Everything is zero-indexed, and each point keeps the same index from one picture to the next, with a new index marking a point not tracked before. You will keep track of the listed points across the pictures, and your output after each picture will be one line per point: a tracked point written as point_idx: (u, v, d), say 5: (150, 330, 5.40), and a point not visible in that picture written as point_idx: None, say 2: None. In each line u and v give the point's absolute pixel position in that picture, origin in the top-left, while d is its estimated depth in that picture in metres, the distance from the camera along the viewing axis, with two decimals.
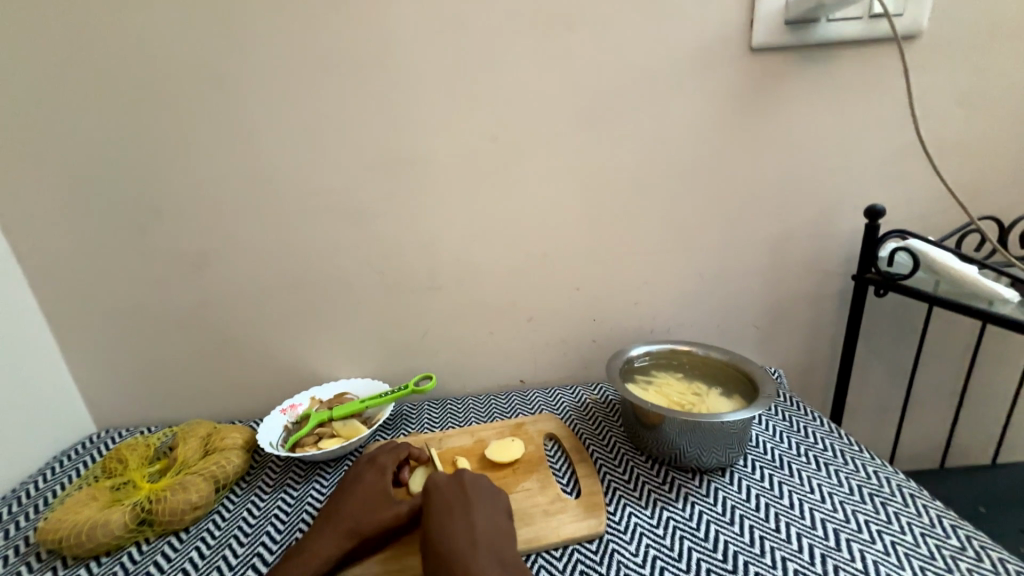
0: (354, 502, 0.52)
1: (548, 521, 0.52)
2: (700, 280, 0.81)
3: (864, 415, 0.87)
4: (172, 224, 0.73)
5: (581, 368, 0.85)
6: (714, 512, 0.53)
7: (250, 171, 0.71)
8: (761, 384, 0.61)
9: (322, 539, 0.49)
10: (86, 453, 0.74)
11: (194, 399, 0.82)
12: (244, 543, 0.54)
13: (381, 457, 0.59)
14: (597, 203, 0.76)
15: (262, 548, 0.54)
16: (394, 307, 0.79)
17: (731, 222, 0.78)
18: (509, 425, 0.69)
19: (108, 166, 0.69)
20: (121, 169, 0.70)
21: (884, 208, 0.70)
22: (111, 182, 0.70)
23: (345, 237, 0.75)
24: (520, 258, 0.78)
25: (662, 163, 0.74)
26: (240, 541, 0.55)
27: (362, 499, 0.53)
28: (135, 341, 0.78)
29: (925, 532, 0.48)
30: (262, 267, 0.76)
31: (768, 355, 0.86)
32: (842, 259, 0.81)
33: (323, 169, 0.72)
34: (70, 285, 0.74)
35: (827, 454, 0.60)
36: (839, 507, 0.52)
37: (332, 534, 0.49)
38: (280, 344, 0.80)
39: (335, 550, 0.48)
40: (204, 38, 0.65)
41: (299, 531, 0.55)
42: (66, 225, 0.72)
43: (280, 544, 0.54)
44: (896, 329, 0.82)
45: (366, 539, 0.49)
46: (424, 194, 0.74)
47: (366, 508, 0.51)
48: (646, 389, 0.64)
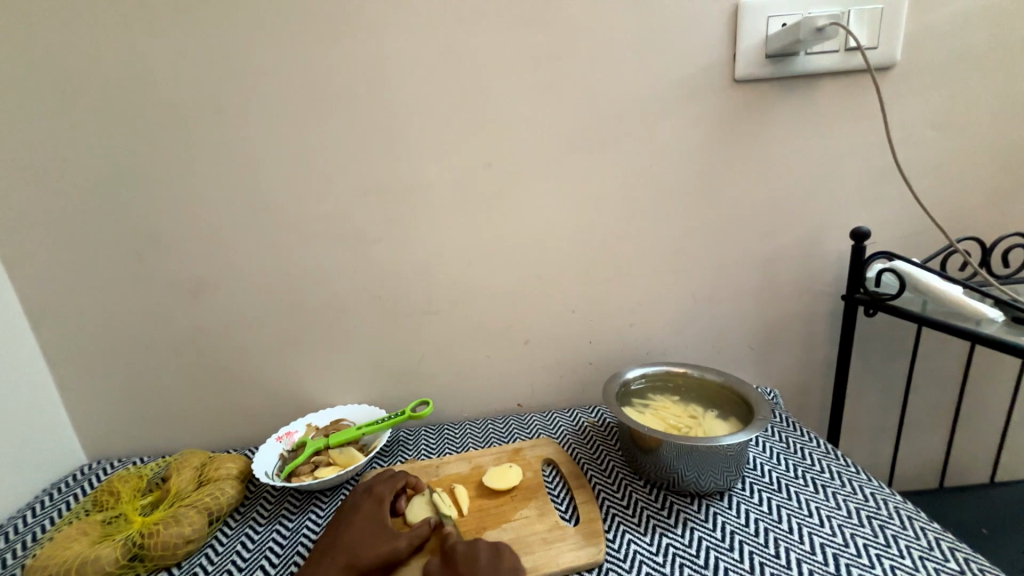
0: (352, 534, 0.52)
1: (546, 550, 0.52)
2: (693, 301, 0.82)
3: (861, 434, 0.88)
4: (172, 252, 0.73)
5: (578, 390, 0.85)
6: (713, 537, 0.52)
7: (250, 200, 0.72)
8: (756, 405, 0.61)
9: (317, 572, 0.48)
10: (77, 485, 0.72)
11: (189, 426, 0.81)
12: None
13: (378, 487, 0.58)
14: (590, 228, 0.77)
15: None
16: (391, 331, 0.80)
17: (721, 244, 0.80)
18: (507, 450, 0.68)
19: (110, 197, 0.71)
20: (122, 198, 0.71)
21: (869, 230, 0.72)
22: (112, 211, 0.71)
23: (343, 263, 0.76)
24: (516, 282, 0.79)
25: (653, 188, 0.76)
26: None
27: (360, 530, 0.52)
28: (131, 369, 0.78)
29: (924, 555, 0.48)
30: (260, 294, 0.76)
31: (763, 374, 0.87)
32: (831, 280, 0.83)
33: (322, 197, 0.73)
34: (67, 313, 0.75)
35: (825, 476, 0.60)
36: (838, 530, 0.52)
37: (327, 567, 0.48)
38: (277, 370, 0.80)
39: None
40: (208, 74, 0.67)
41: (295, 563, 0.54)
42: (66, 254, 0.72)
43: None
44: (888, 347, 0.83)
45: (362, 572, 0.49)
46: (421, 220, 0.75)
47: (363, 540, 0.51)
48: (642, 412, 0.64)
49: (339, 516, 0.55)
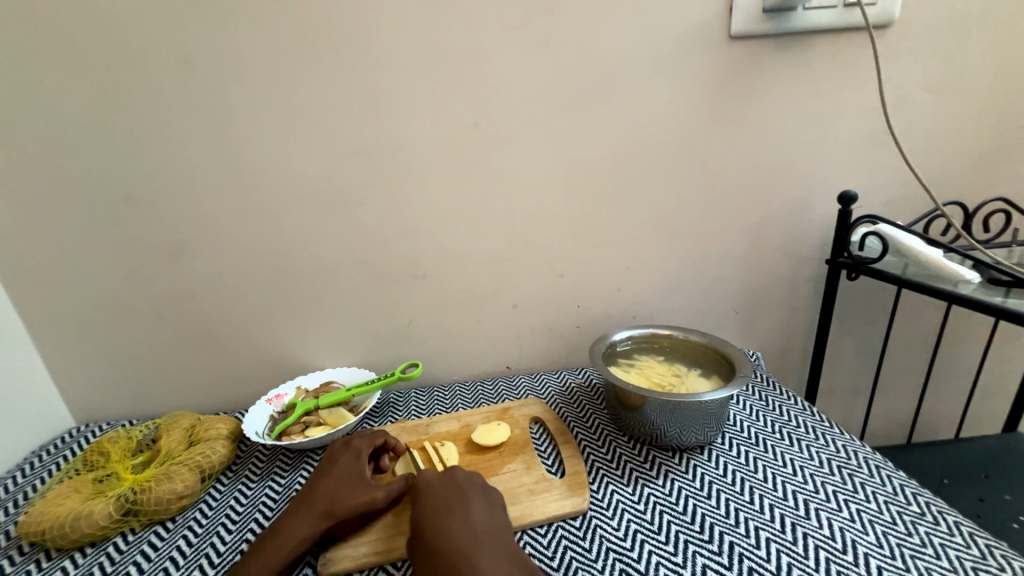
0: (329, 484, 0.53)
1: (533, 499, 0.53)
2: (681, 265, 0.82)
3: (837, 394, 0.91)
4: (147, 213, 0.71)
5: (567, 353, 0.86)
6: (692, 487, 0.55)
7: (229, 159, 0.70)
8: (738, 365, 0.63)
9: (298, 521, 0.50)
10: (65, 447, 0.72)
11: (177, 391, 0.81)
12: (233, 530, 0.55)
13: (351, 442, 0.59)
14: (581, 191, 0.76)
15: (251, 532, 0.54)
16: (379, 295, 0.79)
17: (711, 209, 0.80)
18: (496, 410, 0.70)
19: (78, 153, 0.67)
20: (91, 156, 0.67)
21: (856, 194, 0.72)
22: (81, 170, 0.68)
23: (328, 226, 0.74)
24: (505, 246, 0.78)
25: (643, 151, 0.75)
26: (228, 528, 0.55)
27: (337, 480, 0.54)
28: (114, 333, 0.77)
29: (889, 500, 0.51)
30: (243, 257, 0.75)
31: (747, 337, 0.89)
32: (816, 244, 0.84)
33: (304, 156, 0.71)
34: (42, 276, 0.72)
35: (799, 430, 0.63)
36: (809, 479, 0.54)
37: (309, 517, 0.50)
38: (264, 334, 0.79)
39: (312, 530, 0.49)
40: (174, 20, 0.63)
41: None
42: (35, 214, 0.69)
43: None
44: (867, 311, 0.85)
45: (342, 520, 0.50)
46: (407, 182, 0.73)
47: (342, 489, 0.52)
48: (627, 371, 0.66)
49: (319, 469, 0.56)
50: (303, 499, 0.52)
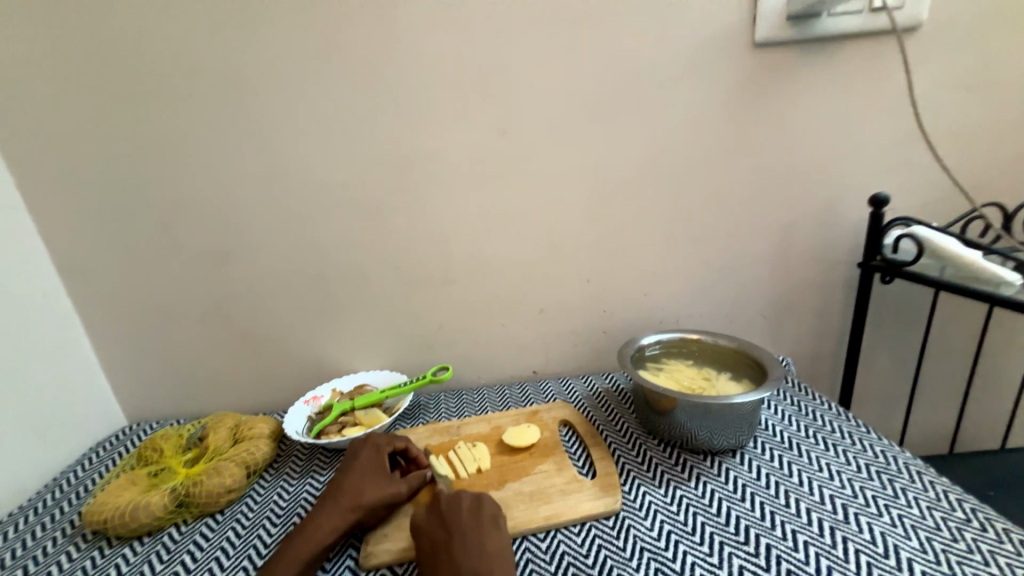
0: (354, 478, 0.55)
1: (565, 499, 0.54)
2: (707, 270, 0.83)
3: (872, 401, 0.89)
4: (198, 224, 0.76)
5: (593, 358, 0.87)
6: (726, 490, 0.55)
7: (271, 173, 0.74)
8: (770, 368, 0.62)
9: (328, 511, 0.52)
10: (119, 445, 0.77)
11: (220, 392, 0.85)
12: (278, 524, 0.57)
13: (372, 438, 0.61)
14: (606, 197, 0.78)
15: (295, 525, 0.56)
16: (410, 300, 0.82)
17: (736, 213, 0.80)
18: (525, 413, 0.71)
19: (137, 169, 0.73)
20: (149, 173, 0.73)
21: (888, 196, 0.72)
22: (140, 186, 0.74)
23: (363, 234, 0.78)
24: (532, 251, 0.80)
25: (668, 158, 0.76)
26: (273, 522, 0.57)
27: (362, 473, 0.56)
28: (165, 337, 0.82)
29: (932, 506, 0.50)
30: (283, 265, 0.79)
31: (776, 343, 0.87)
32: (846, 248, 0.83)
33: (342, 169, 0.75)
34: (101, 285, 0.78)
35: (835, 435, 0.62)
36: (848, 484, 0.53)
37: (336, 509, 0.52)
38: (301, 338, 0.83)
39: (341, 522, 0.51)
40: (228, 47, 0.68)
41: None
42: (98, 227, 0.75)
43: None
44: (903, 316, 0.83)
45: (370, 511, 0.52)
46: (438, 192, 0.76)
47: (366, 482, 0.55)
48: (657, 375, 0.66)
49: (344, 463, 0.59)
50: (330, 490, 0.55)
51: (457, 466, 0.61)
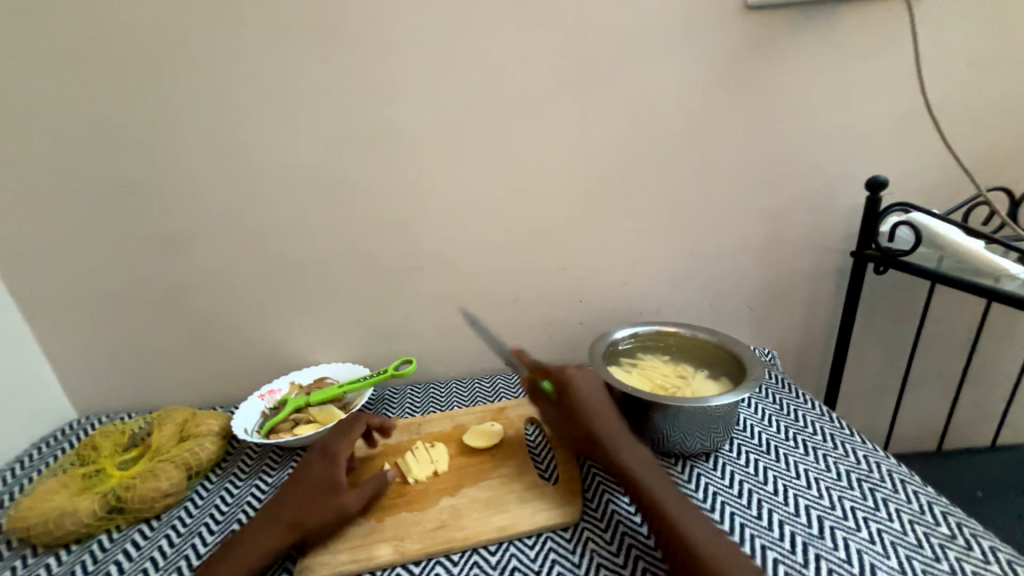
0: (302, 493, 0.51)
1: (521, 508, 0.50)
2: (692, 259, 0.77)
3: (861, 396, 0.85)
4: (138, 204, 0.70)
5: (570, 350, 0.82)
6: (694, 498, 0.51)
7: (218, 150, 0.68)
8: (749, 365, 0.58)
9: (263, 533, 0.48)
10: (63, 441, 0.72)
11: (173, 385, 0.80)
12: (215, 531, 0.53)
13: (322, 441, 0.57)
14: (584, 180, 0.72)
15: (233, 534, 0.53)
16: (374, 290, 0.77)
17: (725, 198, 0.74)
18: (491, 410, 0.67)
19: (67, 143, 0.66)
20: (82, 145, 0.67)
21: (886, 179, 0.66)
22: (72, 162, 0.67)
23: (319, 217, 0.72)
24: (504, 238, 0.75)
25: (650, 136, 0.70)
26: (211, 529, 0.54)
27: (309, 489, 0.51)
28: (111, 326, 0.76)
29: (915, 520, 0.46)
30: (235, 250, 0.73)
31: (762, 335, 0.83)
32: (840, 235, 0.77)
33: (294, 145, 0.68)
34: (37, 269, 0.72)
35: (817, 438, 0.58)
36: (825, 493, 0.49)
37: (274, 531, 0.48)
38: (260, 328, 0.78)
39: (276, 543, 0.47)
40: (162, 7, 0.61)
41: None
42: (28, 206, 0.69)
43: None
44: (897, 307, 0.79)
45: (309, 533, 0.48)
46: (400, 172, 0.70)
47: (310, 502, 0.49)
48: (629, 372, 0.62)
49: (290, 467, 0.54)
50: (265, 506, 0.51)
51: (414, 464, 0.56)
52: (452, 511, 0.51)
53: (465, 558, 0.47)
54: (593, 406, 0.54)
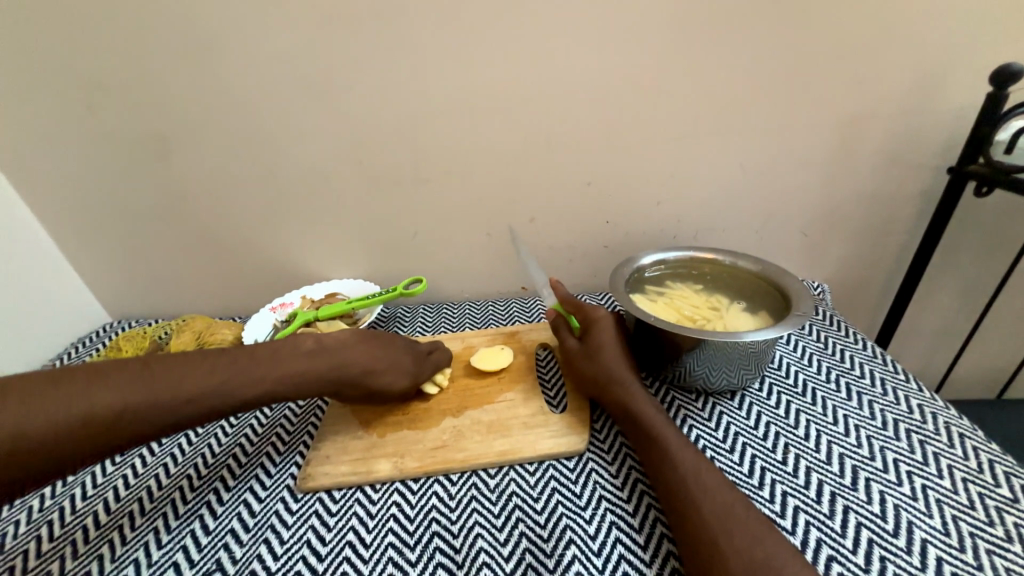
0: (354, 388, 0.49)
1: (526, 434, 0.48)
2: (744, 174, 0.66)
3: (919, 338, 0.76)
4: (114, 100, 0.62)
5: (591, 275, 0.76)
6: (713, 437, 0.47)
7: (192, 33, 0.58)
8: (796, 298, 0.50)
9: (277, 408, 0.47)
10: (98, 342, 0.75)
11: (186, 297, 0.79)
12: (213, 460, 0.51)
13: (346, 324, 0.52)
14: (620, 73, 0.60)
15: (229, 467, 0.50)
16: (378, 204, 0.70)
17: (796, 97, 0.60)
18: (502, 333, 0.64)
19: (24, 23, 0.58)
20: (41, 26, 0.58)
21: (1022, 67, 0.51)
22: (35, 47, 0.59)
23: (314, 118, 0.63)
24: (523, 146, 0.65)
25: (705, 13, 0.56)
26: (211, 454, 0.51)
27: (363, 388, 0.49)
28: (112, 237, 0.73)
29: (969, 478, 0.40)
30: (226, 155, 0.66)
31: (814, 266, 0.73)
32: (936, 148, 0.63)
33: (275, 26, 0.58)
34: (23, 174, 0.68)
35: (863, 382, 0.51)
36: (865, 442, 0.44)
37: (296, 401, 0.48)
38: (262, 243, 0.74)
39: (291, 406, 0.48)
40: None
41: (265, 457, 0.51)
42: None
43: (246, 468, 0.50)
44: (990, 238, 0.66)
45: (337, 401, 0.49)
46: (400, 61, 0.60)
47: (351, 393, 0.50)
48: (654, 301, 0.55)
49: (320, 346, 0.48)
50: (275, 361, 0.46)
51: (430, 374, 0.53)
52: (453, 432, 0.49)
53: (463, 479, 0.46)
54: (613, 351, 0.50)
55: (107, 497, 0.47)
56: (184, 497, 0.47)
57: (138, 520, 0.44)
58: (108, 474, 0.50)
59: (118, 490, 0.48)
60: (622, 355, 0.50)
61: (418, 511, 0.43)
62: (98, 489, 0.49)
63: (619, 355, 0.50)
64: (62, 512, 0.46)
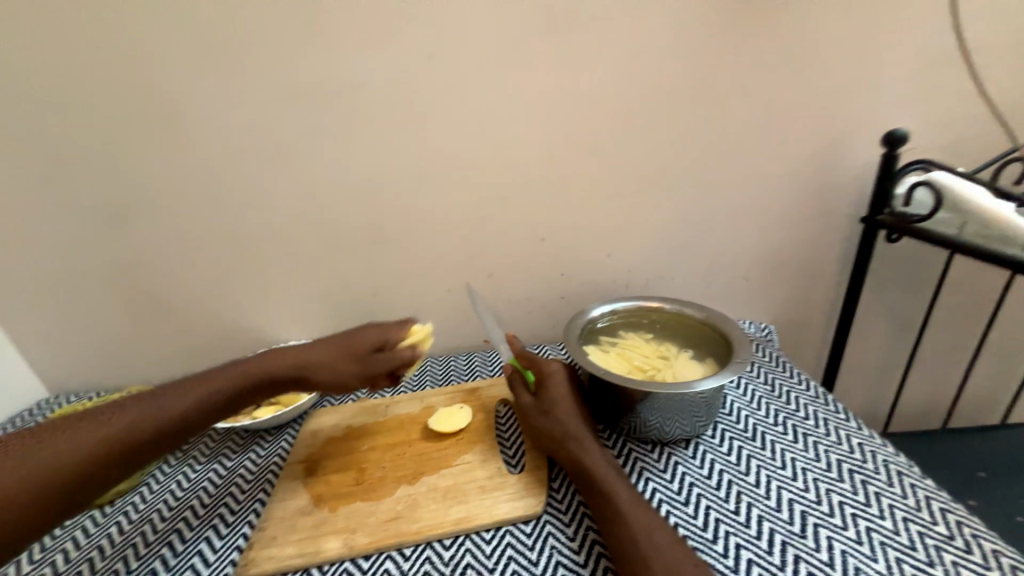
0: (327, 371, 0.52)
1: (482, 499, 0.47)
2: (683, 227, 0.71)
3: (864, 372, 0.80)
4: (68, 174, 0.63)
5: (551, 326, 0.77)
6: (668, 490, 0.47)
7: (149, 110, 0.60)
8: (737, 345, 0.53)
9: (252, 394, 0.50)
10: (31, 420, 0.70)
11: (134, 367, 0.76)
12: (166, 518, 0.51)
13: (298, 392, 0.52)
14: (563, 141, 0.65)
15: (180, 528, 0.50)
16: (337, 265, 0.71)
17: (721, 158, 0.67)
18: (463, 390, 0.63)
19: None
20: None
21: (907, 132, 0.58)
22: None
23: (274, 186, 0.65)
24: (476, 207, 0.68)
25: (634, 89, 0.63)
26: (162, 515, 0.52)
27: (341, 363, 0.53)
28: (56, 309, 0.71)
29: (909, 517, 0.42)
30: (182, 223, 0.67)
31: (760, 309, 0.77)
32: (851, 199, 0.70)
33: (235, 104, 0.61)
34: None
35: (808, 423, 0.53)
36: (811, 486, 0.45)
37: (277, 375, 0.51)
38: (217, 308, 0.72)
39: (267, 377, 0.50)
40: None
41: (218, 516, 0.51)
42: None
43: (197, 528, 0.50)
44: (909, 278, 0.72)
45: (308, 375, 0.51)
46: (357, 133, 0.63)
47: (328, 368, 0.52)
48: (607, 352, 0.57)
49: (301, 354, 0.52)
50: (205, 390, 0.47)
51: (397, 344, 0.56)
52: (408, 501, 0.48)
53: (417, 552, 0.44)
54: (565, 405, 0.51)
55: (55, 561, 0.49)
56: (127, 564, 0.47)
57: None
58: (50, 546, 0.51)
59: (64, 557, 0.49)
60: (574, 409, 0.50)
61: None
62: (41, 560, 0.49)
63: (572, 409, 0.50)
64: None
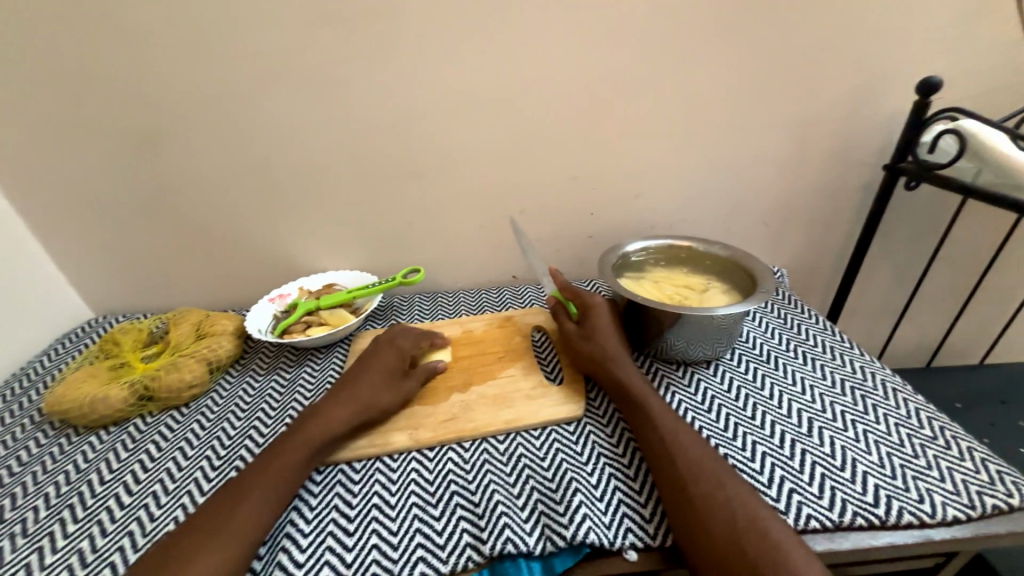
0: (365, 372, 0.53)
1: (528, 405, 0.53)
2: (713, 170, 0.73)
3: (863, 314, 0.86)
4: (108, 96, 0.63)
5: (578, 263, 0.81)
6: (693, 400, 0.53)
7: (186, 29, 0.60)
8: (761, 279, 0.57)
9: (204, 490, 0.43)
10: (85, 336, 0.74)
11: (177, 291, 0.79)
12: (241, 418, 0.57)
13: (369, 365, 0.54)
14: (603, 78, 0.66)
15: (255, 427, 0.56)
16: (375, 196, 0.73)
17: (758, 101, 0.68)
18: (500, 317, 0.68)
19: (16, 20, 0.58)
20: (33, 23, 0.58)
21: (941, 79, 0.60)
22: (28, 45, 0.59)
23: (314, 114, 0.66)
24: (514, 142, 0.70)
25: (678, 25, 0.62)
26: (238, 416, 0.58)
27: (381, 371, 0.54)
28: (101, 233, 0.73)
29: (900, 422, 0.49)
30: (223, 151, 0.67)
31: (775, 252, 0.81)
32: (875, 147, 0.72)
33: (275, 26, 0.60)
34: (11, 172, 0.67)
35: (817, 349, 0.59)
36: (818, 398, 0.52)
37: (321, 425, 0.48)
38: (256, 236, 0.75)
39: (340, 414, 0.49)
40: None
41: (290, 416, 0.57)
42: None
43: (271, 430, 0.55)
44: (919, 226, 0.76)
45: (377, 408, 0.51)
46: (398, 61, 0.63)
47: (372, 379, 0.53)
48: (639, 283, 0.61)
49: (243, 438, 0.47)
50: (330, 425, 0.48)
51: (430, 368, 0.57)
52: (461, 405, 0.54)
53: (475, 446, 0.50)
54: (606, 332, 0.55)
55: (148, 449, 0.54)
56: (216, 455, 0.53)
57: (178, 472, 0.51)
58: (139, 440, 0.56)
59: (156, 446, 0.54)
60: (615, 336, 0.55)
61: (436, 474, 0.48)
62: (136, 445, 0.55)
63: (612, 336, 0.55)
64: (112, 456, 0.54)
